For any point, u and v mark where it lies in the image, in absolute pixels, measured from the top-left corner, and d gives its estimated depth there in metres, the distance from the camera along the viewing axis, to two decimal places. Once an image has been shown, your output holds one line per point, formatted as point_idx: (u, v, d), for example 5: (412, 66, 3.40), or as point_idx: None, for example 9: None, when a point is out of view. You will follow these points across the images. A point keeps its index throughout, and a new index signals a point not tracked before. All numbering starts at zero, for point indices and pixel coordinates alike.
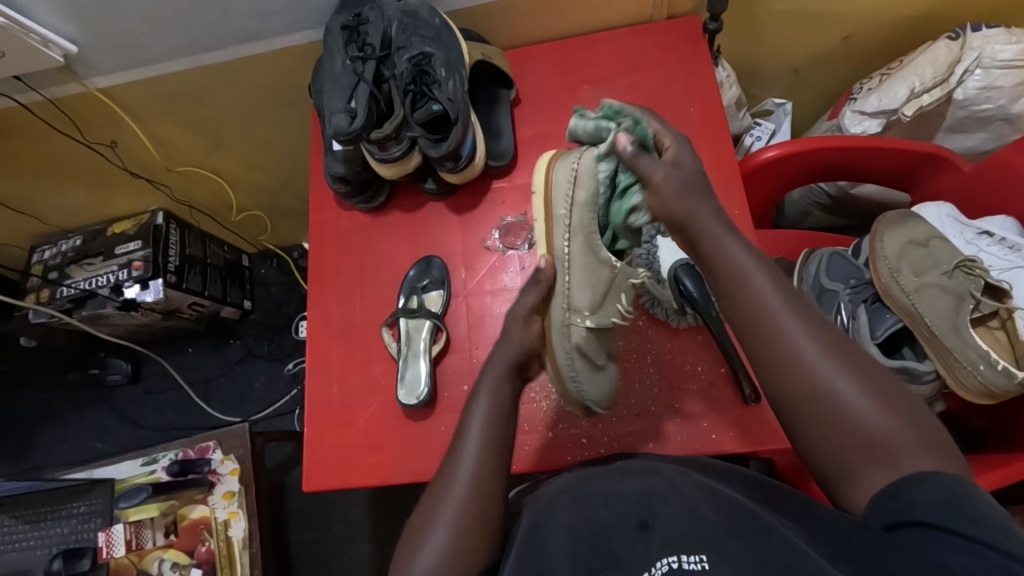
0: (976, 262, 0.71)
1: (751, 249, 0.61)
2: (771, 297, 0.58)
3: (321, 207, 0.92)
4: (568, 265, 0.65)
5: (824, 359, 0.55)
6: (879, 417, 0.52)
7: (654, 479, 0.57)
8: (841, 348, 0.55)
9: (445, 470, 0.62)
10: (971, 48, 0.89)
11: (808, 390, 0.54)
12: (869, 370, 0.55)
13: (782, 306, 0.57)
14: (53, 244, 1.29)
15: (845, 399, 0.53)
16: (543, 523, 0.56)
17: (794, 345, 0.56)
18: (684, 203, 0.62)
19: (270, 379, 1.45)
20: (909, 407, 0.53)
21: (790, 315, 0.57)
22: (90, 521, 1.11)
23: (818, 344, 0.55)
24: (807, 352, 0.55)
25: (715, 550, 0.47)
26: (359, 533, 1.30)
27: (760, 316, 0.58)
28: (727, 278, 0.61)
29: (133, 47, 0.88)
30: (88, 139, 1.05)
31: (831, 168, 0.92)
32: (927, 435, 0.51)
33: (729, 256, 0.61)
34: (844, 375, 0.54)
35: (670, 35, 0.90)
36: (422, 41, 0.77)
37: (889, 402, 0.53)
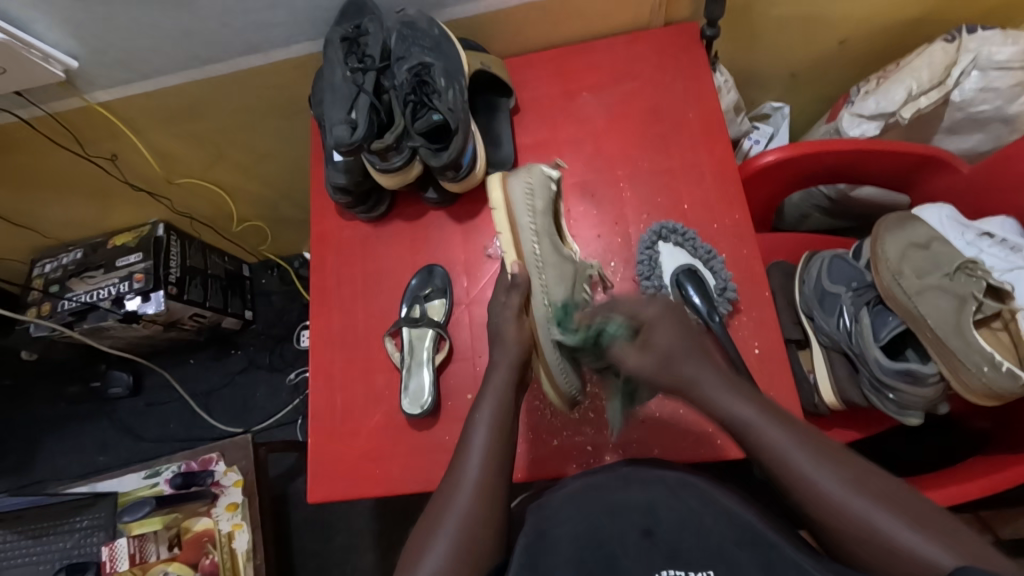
0: (977, 264, 0.72)
1: (734, 382, 0.61)
2: (760, 424, 0.58)
3: (322, 217, 0.92)
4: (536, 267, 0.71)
5: (835, 481, 0.53)
6: (903, 531, 0.49)
7: (658, 489, 0.57)
8: (844, 463, 0.54)
9: (450, 480, 0.61)
10: (968, 50, 0.89)
11: (825, 514, 0.53)
12: (867, 474, 0.54)
13: (773, 425, 0.57)
14: (54, 257, 1.29)
15: (865, 516, 0.51)
16: (547, 530, 0.54)
17: (799, 469, 0.54)
18: (668, 370, 0.62)
19: (272, 389, 1.45)
20: (927, 512, 0.51)
21: (785, 436, 0.56)
22: (93, 536, 1.10)
23: (826, 470, 0.54)
24: (813, 473, 0.54)
25: (722, 562, 0.49)
26: (363, 543, 1.30)
27: (762, 442, 0.57)
28: (724, 419, 0.60)
29: (133, 61, 0.88)
30: (88, 153, 1.06)
31: (831, 172, 0.92)
32: (942, 528, 0.49)
33: (717, 399, 0.60)
34: (854, 491, 0.52)
35: (667, 42, 0.90)
36: (421, 51, 0.78)
37: (902, 507, 0.51)
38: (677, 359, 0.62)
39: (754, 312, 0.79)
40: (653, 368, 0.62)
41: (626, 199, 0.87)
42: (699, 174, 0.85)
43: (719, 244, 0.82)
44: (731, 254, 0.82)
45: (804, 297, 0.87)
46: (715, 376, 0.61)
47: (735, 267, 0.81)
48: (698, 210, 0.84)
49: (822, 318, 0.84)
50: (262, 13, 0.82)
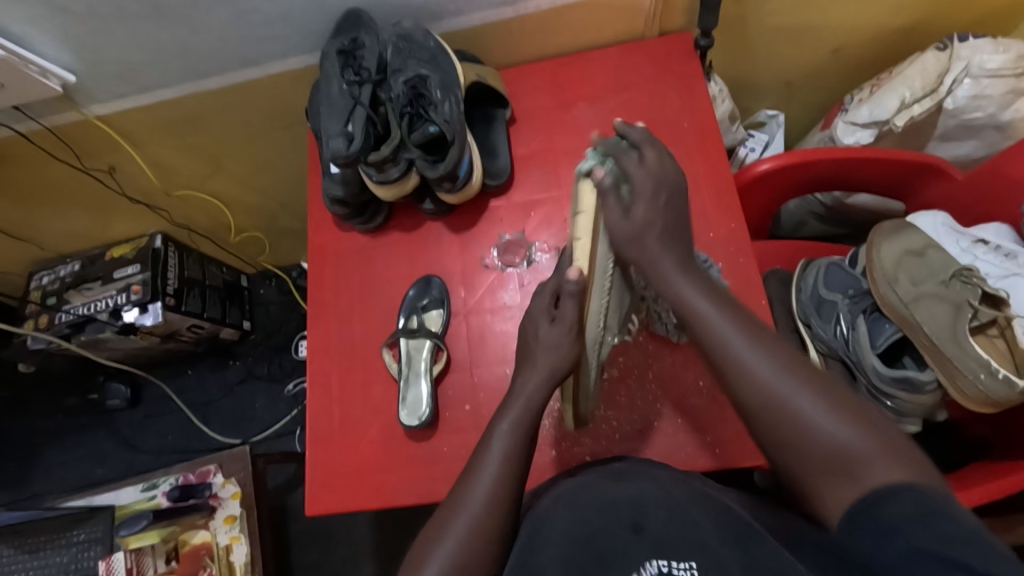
0: (973, 271, 0.71)
1: (706, 288, 0.65)
2: (725, 328, 0.61)
3: (320, 228, 0.92)
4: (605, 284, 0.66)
5: (779, 377, 0.57)
6: (850, 438, 0.52)
7: (650, 487, 0.56)
8: (807, 376, 0.57)
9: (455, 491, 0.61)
10: (959, 58, 0.90)
11: (771, 415, 0.56)
12: (834, 392, 0.56)
13: (734, 332, 0.61)
14: (52, 269, 1.29)
15: (809, 415, 0.55)
16: (540, 532, 0.54)
17: (749, 366, 0.58)
18: (637, 244, 0.66)
19: (270, 400, 1.44)
20: (876, 421, 0.54)
21: (740, 337, 0.60)
22: (91, 550, 1.09)
23: (773, 366, 0.58)
24: (766, 372, 0.58)
25: (706, 555, 0.48)
26: (362, 554, 1.29)
27: (728, 360, 0.60)
28: (692, 316, 0.63)
29: (131, 75, 0.89)
30: (86, 166, 1.06)
31: (827, 180, 0.92)
32: (895, 448, 0.51)
33: (688, 300, 0.64)
34: (805, 394, 0.56)
35: (662, 53, 0.91)
36: (417, 63, 0.78)
37: (852, 418, 0.54)
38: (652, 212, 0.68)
39: None
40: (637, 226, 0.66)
41: None
42: (695, 184, 0.86)
43: (716, 253, 0.82)
44: (728, 262, 0.82)
45: (801, 305, 0.87)
46: (686, 278, 0.65)
47: (732, 276, 0.81)
48: (695, 218, 0.84)
49: (820, 326, 0.84)
50: (258, 26, 0.82)
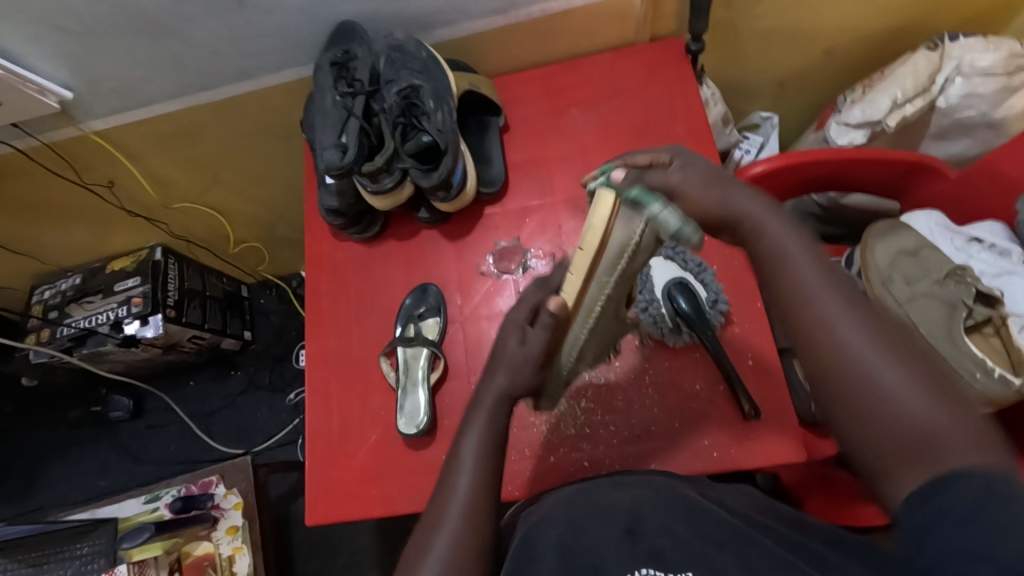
0: (966, 270, 0.72)
1: (787, 217, 0.54)
2: (806, 270, 0.50)
3: (317, 238, 0.93)
4: (597, 306, 0.63)
5: (866, 344, 0.46)
6: (925, 408, 0.43)
7: (643, 494, 0.57)
8: (887, 332, 0.47)
9: (438, 506, 0.58)
10: (950, 57, 0.90)
11: (845, 382, 0.46)
12: (913, 352, 0.46)
13: (820, 282, 0.49)
14: (53, 283, 1.30)
15: (889, 392, 0.44)
16: (535, 538, 0.54)
17: (830, 323, 0.48)
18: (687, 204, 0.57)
19: (272, 410, 1.45)
20: (967, 409, 0.44)
21: (830, 294, 0.49)
22: (93, 563, 1.07)
23: (863, 329, 0.47)
24: (853, 333, 0.46)
25: (700, 563, 0.47)
26: (366, 562, 1.29)
27: (801, 297, 0.49)
28: (769, 253, 0.52)
29: (127, 90, 0.90)
30: (85, 180, 1.07)
31: (820, 182, 0.93)
32: (976, 428, 0.43)
33: (778, 255, 0.52)
34: (893, 364, 0.45)
35: (654, 58, 0.92)
36: (410, 74, 0.79)
37: (935, 386, 0.44)
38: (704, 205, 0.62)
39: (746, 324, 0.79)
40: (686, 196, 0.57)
41: None
42: None
43: (711, 256, 0.82)
44: (722, 265, 0.82)
45: None
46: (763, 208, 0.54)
47: (727, 278, 0.81)
48: None
49: None
50: (252, 40, 0.83)
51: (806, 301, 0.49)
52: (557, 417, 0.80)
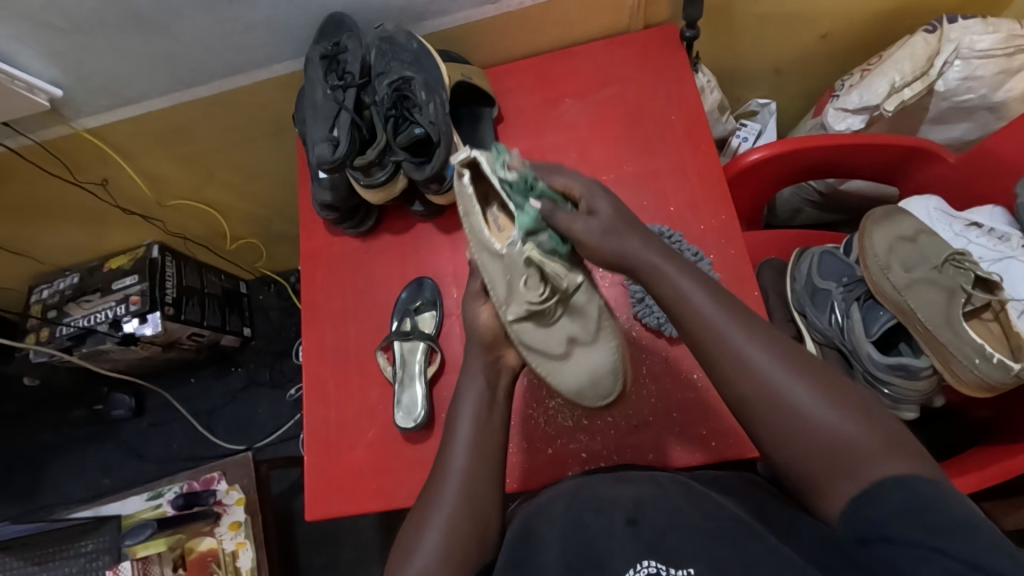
0: (965, 255, 0.71)
1: (697, 274, 0.59)
2: (726, 326, 0.55)
3: (312, 233, 0.92)
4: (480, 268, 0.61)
5: (782, 380, 0.53)
6: (849, 430, 0.50)
7: (648, 487, 0.57)
8: (800, 368, 0.53)
9: (433, 488, 0.60)
10: (949, 40, 0.89)
11: (775, 418, 0.52)
12: (823, 377, 0.53)
13: (729, 321, 0.56)
14: (51, 283, 1.30)
15: (810, 417, 0.51)
16: (537, 530, 0.56)
17: (752, 365, 0.53)
18: (615, 236, 0.59)
19: (273, 405, 1.45)
20: (871, 413, 0.51)
21: (739, 333, 0.55)
22: (98, 560, 1.09)
23: (774, 363, 0.53)
24: (769, 373, 0.53)
25: (704, 559, 0.48)
26: (368, 556, 1.30)
27: (719, 349, 0.55)
28: (686, 309, 0.57)
29: (117, 87, 0.89)
30: (78, 178, 1.06)
31: (818, 167, 0.92)
32: (887, 436, 0.49)
33: (675, 282, 0.58)
34: (803, 392, 0.52)
35: (648, 45, 0.91)
36: (401, 66, 0.78)
37: (849, 409, 0.51)
38: (621, 227, 0.60)
39: None
40: (609, 219, 0.60)
41: None
42: (685, 175, 0.85)
43: (708, 245, 0.82)
44: (719, 254, 0.81)
45: (796, 294, 0.86)
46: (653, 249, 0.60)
47: (723, 267, 0.80)
48: (685, 211, 0.84)
49: (815, 315, 0.84)
50: (240, 34, 0.82)
51: (741, 365, 0.54)
52: (554, 409, 0.80)
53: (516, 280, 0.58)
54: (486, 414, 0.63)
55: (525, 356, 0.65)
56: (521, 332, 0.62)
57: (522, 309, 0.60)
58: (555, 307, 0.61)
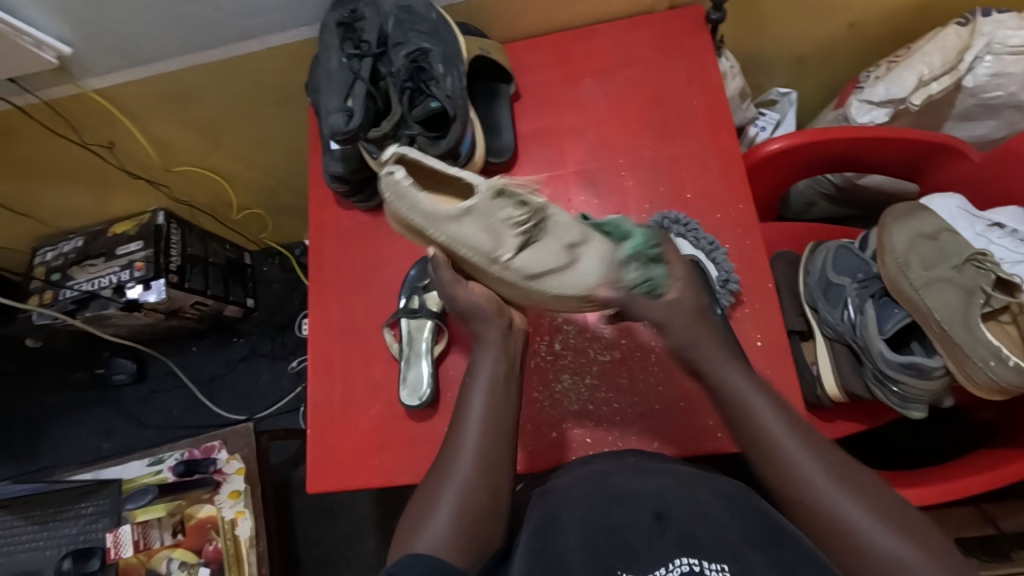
0: (987, 256, 0.70)
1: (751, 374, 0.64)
2: (788, 439, 0.58)
3: (321, 205, 0.91)
4: (454, 244, 0.65)
5: (828, 483, 0.55)
6: (889, 539, 0.51)
7: (668, 480, 0.58)
8: (844, 471, 0.56)
9: (445, 461, 0.61)
10: (981, 34, 0.87)
11: (822, 516, 0.54)
12: (865, 482, 0.56)
13: (785, 431, 0.59)
14: (54, 245, 1.29)
15: (857, 523, 0.53)
16: (554, 520, 0.56)
17: (797, 469, 0.57)
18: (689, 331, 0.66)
19: (273, 377, 1.45)
20: (925, 535, 0.52)
21: (791, 438, 0.58)
22: (98, 522, 1.10)
23: (823, 469, 0.56)
24: (815, 478, 0.56)
25: (735, 559, 0.48)
26: (364, 529, 1.31)
27: (768, 447, 0.59)
28: (745, 411, 0.61)
29: (127, 47, 0.87)
30: (85, 140, 1.05)
31: (839, 159, 0.90)
32: (930, 549, 0.51)
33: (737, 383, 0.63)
34: (852, 500, 0.54)
35: (672, 27, 0.88)
36: (419, 36, 0.76)
37: (896, 521, 0.53)
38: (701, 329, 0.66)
39: (757, 304, 0.78)
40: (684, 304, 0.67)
41: (628, 188, 0.85)
42: (703, 162, 0.83)
43: (723, 235, 0.81)
44: (734, 244, 0.80)
45: (808, 288, 0.85)
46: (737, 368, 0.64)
47: (738, 257, 0.79)
48: (702, 199, 0.82)
49: (827, 310, 0.82)
50: None
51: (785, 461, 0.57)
52: (561, 392, 0.79)
53: (496, 215, 0.65)
54: (500, 388, 0.65)
55: (546, 287, 0.68)
56: (523, 263, 0.67)
57: (517, 236, 0.66)
58: (540, 224, 0.67)
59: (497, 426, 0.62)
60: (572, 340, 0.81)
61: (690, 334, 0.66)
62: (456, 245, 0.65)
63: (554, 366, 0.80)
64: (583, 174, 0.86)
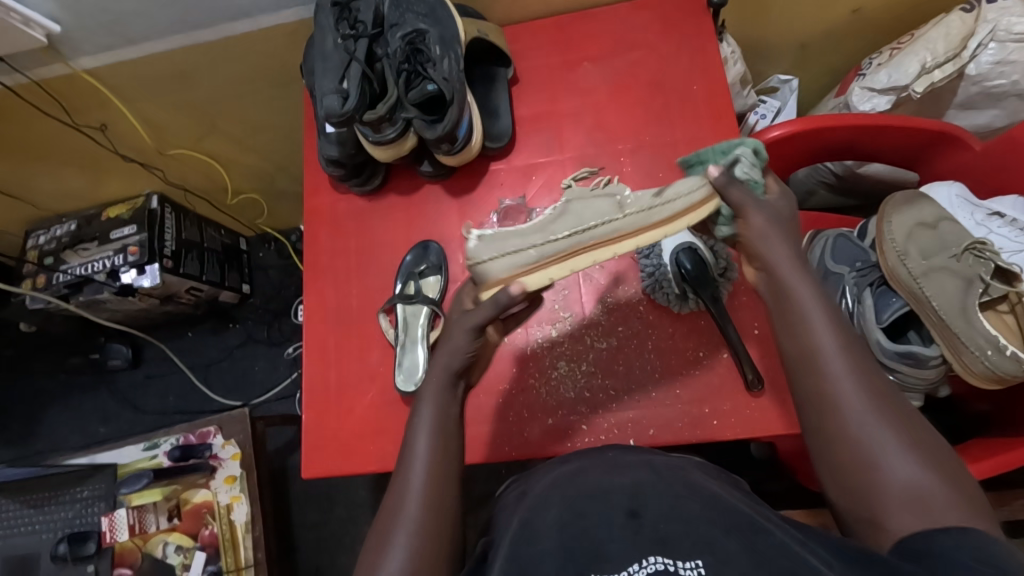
0: (986, 244, 0.69)
1: (817, 287, 0.60)
2: (835, 361, 0.55)
3: (317, 190, 0.90)
4: (585, 229, 0.62)
5: (863, 412, 0.52)
6: (922, 475, 0.48)
7: (644, 476, 0.58)
8: (883, 401, 0.52)
9: (400, 480, 0.59)
10: (986, 21, 0.85)
11: (848, 443, 0.51)
12: (908, 418, 0.52)
13: (837, 350, 0.55)
14: (47, 229, 1.28)
15: (883, 453, 0.49)
16: (532, 521, 0.55)
17: (835, 390, 0.53)
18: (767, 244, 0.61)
19: (270, 363, 1.45)
20: (963, 482, 0.48)
21: (839, 357, 0.55)
22: (93, 506, 1.10)
23: (864, 397, 0.52)
24: (851, 404, 0.52)
25: (711, 552, 0.46)
26: (361, 515, 1.31)
27: (809, 358, 0.56)
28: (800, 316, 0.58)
29: (117, 26, 0.85)
30: (76, 121, 1.03)
31: (841, 146, 0.89)
32: (968, 496, 0.47)
33: (793, 292, 0.59)
34: (886, 432, 0.50)
35: (673, 11, 0.87)
36: (416, 18, 0.76)
37: (932, 463, 0.48)
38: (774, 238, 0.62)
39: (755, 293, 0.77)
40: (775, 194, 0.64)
41: (627, 175, 0.84)
42: (703, 149, 0.83)
43: None
44: None
45: None
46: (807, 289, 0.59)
47: None
48: None
49: None
50: None
51: (826, 373, 0.54)
52: (557, 379, 0.79)
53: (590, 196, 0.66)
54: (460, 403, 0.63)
55: (680, 200, 0.62)
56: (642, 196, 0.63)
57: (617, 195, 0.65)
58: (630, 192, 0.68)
59: (445, 441, 0.61)
60: (569, 327, 0.81)
61: (768, 233, 0.62)
62: (579, 229, 0.62)
63: (551, 353, 0.80)
64: (582, 160, 0.85)
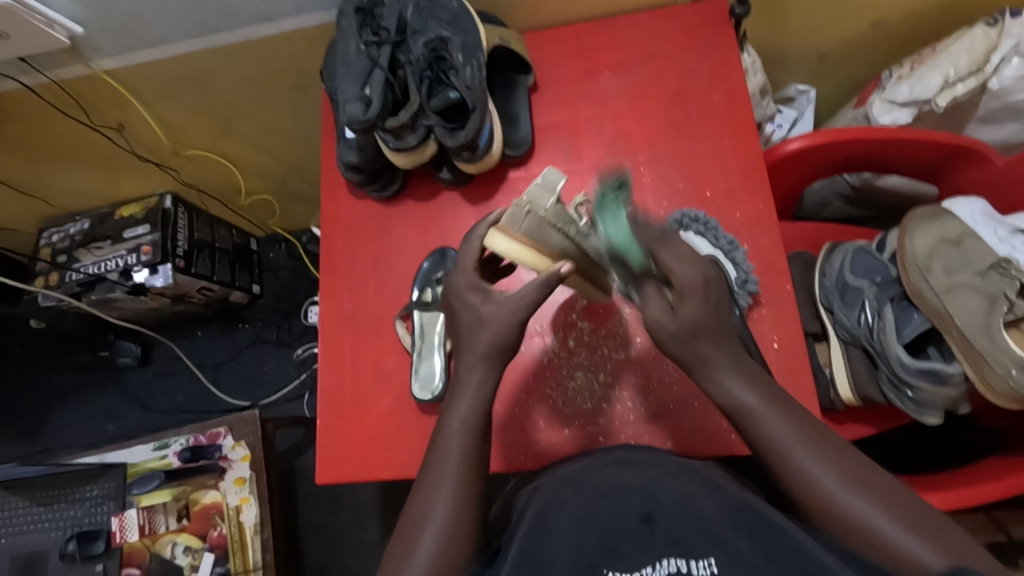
0: (1012, 263, 0.69)
1: (746, 371, 0.57)
2: (788, 441, 0.53)
3: (334, 194, 0.90)
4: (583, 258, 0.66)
5: (838, 483, 0.50)
6: (912, 545, 0.46)
7: (654, 473, 0.57)
8: (855, 467, 0.51)
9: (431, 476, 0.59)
10: (1009, 35, 0.85)
11: (822, 516, 0.50)
12: (869, 471, 0.51)
13: (790, 431, 0.53)
14: (60, 227, 1.27)
15: (866, 521, 0.48)
16: (545, 516, 0.54)
17: (801, 467, 0.51)
18: (688, 346, 0.58)
19: (279, 363, 1.45)
20: (946, 534, 0.46)
21: (799, 444, 0.52)
22: (103, 505, 1.09)
23: (836, 471, 0.50)
24: (824, 478, 0.50)
25: (723, 551, 0.47)
26: (368, 518, 1.31)
27: (765, 448, 0.54)
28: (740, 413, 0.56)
29: (140, 28, 0.85)
30: (94, 121, 1.03)
31: (861, 160, 0.89)
32: (938, 535, 0.46)
33: (730, 389, 0.57)
34: (864, 499, 0.49)
35: (694, 20, 0.87)
36: (438, 25, 0.75)
37: (911, 519, 0.47)
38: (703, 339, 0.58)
39: (775, 306, 0.77)
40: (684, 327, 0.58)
41: (646, 185, 0.83)
42: (723, 160, 0.82)
43: (742, 235, 0.79)
44: (753, 244, 0.79)
45: (824, 290, 0.84)
46: (731, 371, 0.58)
47: (756, 256, 0.78)
48: (721, 197, 0.81)
49: (843, 313, 0.81)
50: None
51: (779, 448, 0.53)
52: (574, 389, 0.79)
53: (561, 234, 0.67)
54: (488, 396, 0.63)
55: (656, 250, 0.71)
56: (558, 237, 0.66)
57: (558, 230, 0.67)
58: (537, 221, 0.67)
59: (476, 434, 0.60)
60: (587, 338, 0.80)
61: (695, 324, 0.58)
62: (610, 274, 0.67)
63: (567, 363, 0.80)
64: (601, 168, 0.85)
